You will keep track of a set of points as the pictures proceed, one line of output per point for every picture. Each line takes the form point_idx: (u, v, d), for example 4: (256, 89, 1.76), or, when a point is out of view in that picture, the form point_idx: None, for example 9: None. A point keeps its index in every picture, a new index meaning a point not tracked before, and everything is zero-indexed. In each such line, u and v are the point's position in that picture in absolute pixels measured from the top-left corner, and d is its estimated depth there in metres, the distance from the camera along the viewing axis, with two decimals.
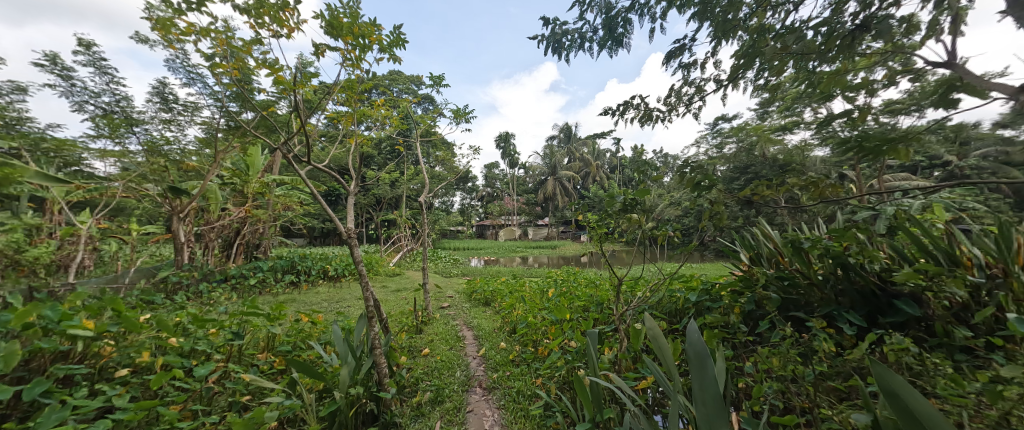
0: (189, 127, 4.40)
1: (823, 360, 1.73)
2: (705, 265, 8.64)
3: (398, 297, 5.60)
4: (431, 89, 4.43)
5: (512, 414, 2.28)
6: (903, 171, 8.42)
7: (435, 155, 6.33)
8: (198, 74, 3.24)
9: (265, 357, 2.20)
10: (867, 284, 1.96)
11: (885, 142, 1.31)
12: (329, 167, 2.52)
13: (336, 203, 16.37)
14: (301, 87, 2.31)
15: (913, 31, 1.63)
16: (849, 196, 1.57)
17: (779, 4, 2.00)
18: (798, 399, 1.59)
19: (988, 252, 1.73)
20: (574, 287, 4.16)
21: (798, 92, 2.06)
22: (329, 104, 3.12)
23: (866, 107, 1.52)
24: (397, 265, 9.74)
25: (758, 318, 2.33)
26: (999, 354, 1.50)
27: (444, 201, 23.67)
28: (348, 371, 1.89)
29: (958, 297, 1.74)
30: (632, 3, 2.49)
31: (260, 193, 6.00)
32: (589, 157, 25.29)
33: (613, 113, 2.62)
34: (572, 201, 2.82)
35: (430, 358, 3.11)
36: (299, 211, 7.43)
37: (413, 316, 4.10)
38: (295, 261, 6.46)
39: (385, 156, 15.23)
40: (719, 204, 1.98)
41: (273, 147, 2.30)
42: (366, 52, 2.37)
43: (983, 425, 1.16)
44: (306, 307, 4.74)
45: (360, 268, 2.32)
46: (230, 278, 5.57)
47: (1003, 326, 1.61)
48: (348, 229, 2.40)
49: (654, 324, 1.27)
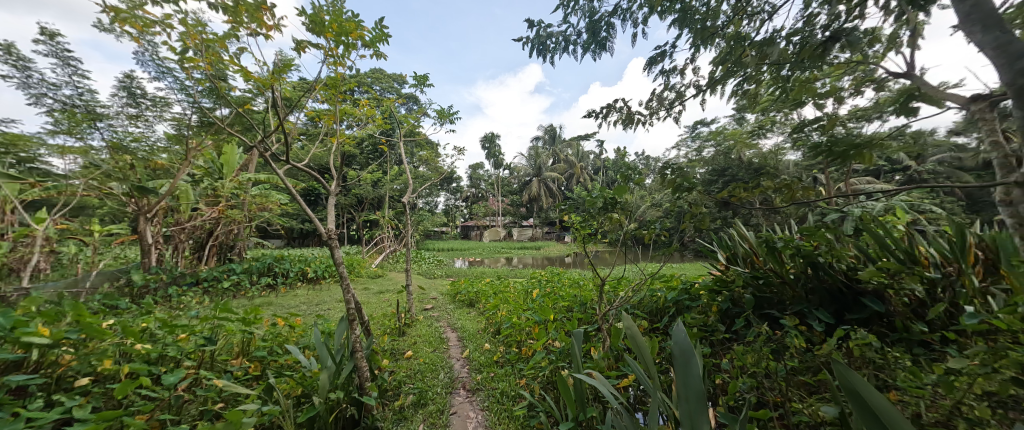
0: (158, 123, 4.20)
1: (794, 356, 1.81)
2: (685, 265, 8.86)
3: (381, 299, 5.50)
4: (415, 88, 4.38)
5: (495, 415, 2.27)
6: (867, 176, 8.90)
7: (420, 155, 6.26)
8: (168, 67, 3.09)
9: (241, 363, 2.10)
10: (836, 282, 2.06)
11: (851, 147, 1.38)
12: (309, 166, 2.43)
13: (316, 203, 15.98)
14: (279, 84, 2.24)
15: (876, 43, 1.73)
16: (820, 198, 1.64)
17: (754, 13, 2.08)
18: (771, 394, 1.66)
19: (943, 252, 1.85)
20: (559, 288, 4.20)
21: (772, 98, 2.14)
22: (310, 101, 3.06)
23: (834, 114, 1.60)
24: (380, 267, 9.58)
25: (735, 316, 2.41)
26: (952, 347, 1.61)
27: (428, 202, 23.47)
28: (328, 376, 1.84)
29: (916, 294, 1.84)
30: (616, 8, 2.54)
31: (235, 192, 5.77)
32: (574, 159, 25.54)
33: (597, 116, 2.65)
34: (556, 202, 2.84)
35: (413, 360, 3.07)
36: (277, 212, 7.20)
37: (396, 319, 4.04)
38: (272, 263, 6.26)
39: (368, 156, 14.97)
40: (698, 206, 2.04)
41: (249, 144, 2.20)
42: (349, 49, 2.32)
43: (939, 414, 1.24)
44: (283, 310, 4.60)
45: (341, 270, 2.26)
46: (202, 281, 5.33)
47: (956, 321, 1.72)
48: (328, 230, 2.34)
49: (635, 322, 1.32)
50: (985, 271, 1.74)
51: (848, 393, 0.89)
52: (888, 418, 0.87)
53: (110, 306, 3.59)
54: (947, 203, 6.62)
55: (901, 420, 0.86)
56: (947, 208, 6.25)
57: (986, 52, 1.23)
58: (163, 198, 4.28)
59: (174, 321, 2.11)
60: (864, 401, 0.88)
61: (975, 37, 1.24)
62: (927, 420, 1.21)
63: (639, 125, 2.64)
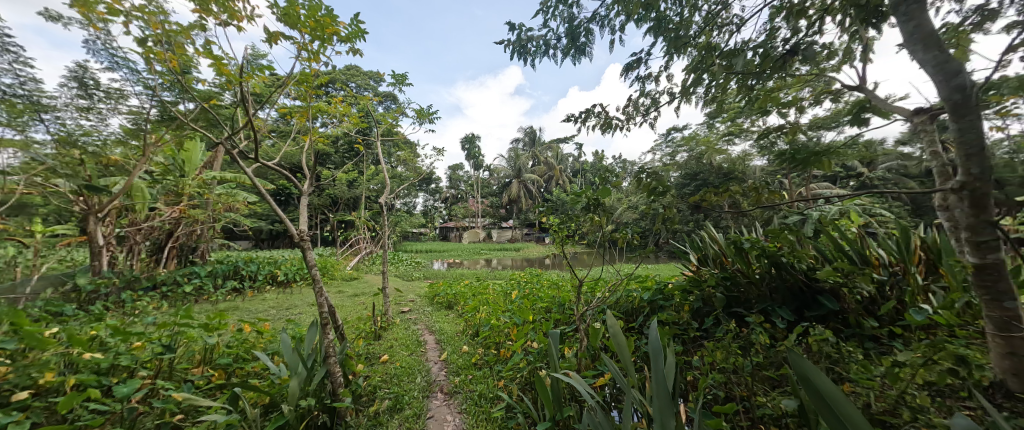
0: (112, 116, 3.90)
1: (759, 352, 1.90)
2: (659, 265, 9.14)
3: (356, 302, 5.35)
4: (394, 87, 4.31)
5: (473, 418, 2.25)
6: (824, 182, 9.50)
7: (397, 155, 6.15)
8: (124, 58, 2.89)
9: (202, 372, 1.98)
10: (797, 281, 2.19)
11: (812, 155, 1.46)
12: (280, 164, 2.32)
13: (287, 204, 15.38)
14: (248, 79, 2.14)
15: (832, 57, 1.85)
16: (784, 201, 1.73)
17: (723, 25, 2.17)
18: (738, 388, 1.74)
19: (891, 252, 2.01)
20: (537, 289, 4.23)
21: (739, 106, 2.24)
22: (282, 97, 2.95)
23: (795, 123, 1.70)
24: (355, 269, 9.31)
25: (705, 314, 2.50)
26: (898, 341, 1.74)
27: (406, 202, 23.06)
28: (298, 382, 1.78)
29: (867, 292, 1.98)
30: (594, 15, 2.59)
31: (199, 190, 5.46)
32: (553, 161, 25.80)
33: (575, 120, 2.69)
34: (535, 204, 2.85)
35: (389, 364, 3.00)
36: (245, 211, 6.87)
37: (372, 322, 3.93)
38: (238, 266, 5.97)
39: (343, 155, 14.56)
40: (671, 209, 2.10)
41: (215, 141, 2.09)
42: (324, 44, 2.26)
43: (886, 403, 1.33)
44: (251, 315, 4.39)
45: (314, 272, 2.18)
46: (160, 285, 5.00)
47: (902, 316, 1.86)
48: (301, 231, 2.25)
49: (613, 322, 1.36)
50: (926, 270, 1.90)
51: (799, 381, 0.92)
52: (837, 403, 0.90)
53: (54, 312, 3.30)
54: (893, 208, 7.18)
55: (850, 405, 0.88)
56: (893, 212, 6.79)
57: (925, 69, 1.34)
58: (117, 196, 4.00)
59: (128, 328, 1.97)
60: (815, 388, 0.91)
61: (917, 55, 1.35)
62: (876, 409, 1.31)
63: (617, 129, 2.71)
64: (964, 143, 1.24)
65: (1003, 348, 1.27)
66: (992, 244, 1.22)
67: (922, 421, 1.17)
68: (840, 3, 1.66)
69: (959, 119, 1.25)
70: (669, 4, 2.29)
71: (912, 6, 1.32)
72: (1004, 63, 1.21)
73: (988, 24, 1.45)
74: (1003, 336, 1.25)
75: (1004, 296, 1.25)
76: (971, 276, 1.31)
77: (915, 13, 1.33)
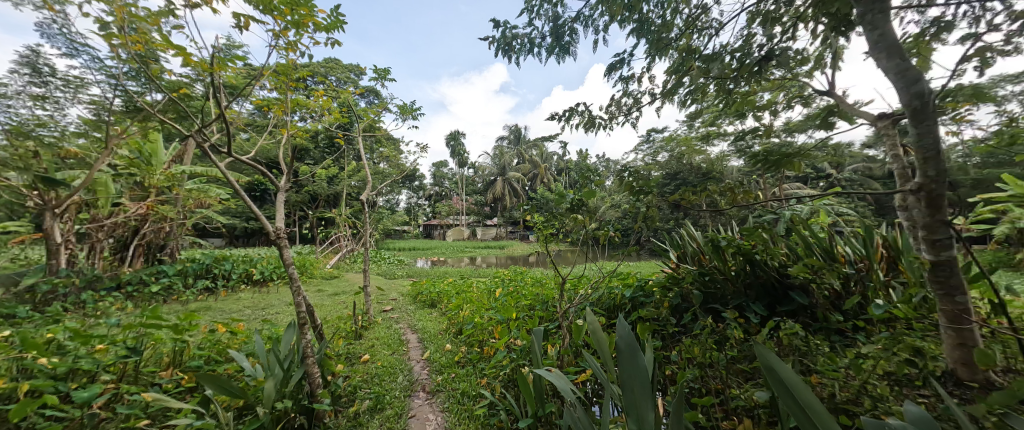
0: (70, 106, 3.67)
1: (733, 345, 1.97)
2: (641, 263, 9.31)
3: (336, 301, 5.23)
4: (376, 82, 4.22)
5: (455, 416, 2.24)
6: (797, 183, 9.85)
7: (380, 152, 6.04)
8: (84, 44, 2.72)
9: (170, 375, 1.88)
10: (770, 278, 2.27)
11: (784, 156, 1.51)
12: (255, 159, 2.23)
13: (263, 200, 14.86)
14: (220, 68, 2.04)
15: (804, 63, 1.93)
16: (758, 200, 1.79)
17: (703, 28, 2.23)
18: (714, 382, 1.80)
19: (856, 250, 2.11)
20: (521, 287, 4.24)
21: (718, 108, 2.30)
22: (258, 89, 2.85)
23: (770, 125, 1.78)
24: (335, 268, 9.10)
25: (684, 311, 2.57)
26: (861, 334, 1.84)
27: (389, 200, 22.65)
28: (274, 385, 1.73)
29: (834, 288, 2.08)
30: (578, 14, 2.60)
31: (167, 185, 5.21)
32: (538, 159, 25.80)
33: (559, 119, 2.71)
34: (520, 202, 2.85)
35: (370, 364, 2.95)
36: (218, 208, 6.59)
37: (352, 321, 3.85)
38: (210, 265, 5.72)
39: (323, 150, 14.14)
40: (653, 208, 2.14)
41: (184, 133, 1.98)
42: (299, 33, 2.18)
43: (849, 393, 1.41)
44: (224, 315, 4.23)
45: (291, 271, 2.11)
46: (125, 285, 4.74)
47: (865, 311, 1.97)
48: (277, 229, 2.17)
49: (593, 319, 1.37)
50: (888, 267, 2.01)
51: (765, 371, 0.93)
52: (800, 392, 0.92)
53: (6, 315, 3.08)
54: (859, 208, 7.56)
55: (812, 393, 0.90)
56: (859, 212, 7.17)
57: (888, 76, 1.41)
58: (77, 191, 3.77)
59: (89, 330, 1.86)
60: (780, 378, 0.92)
61: (881, 63, 1.41)
62: (841, 399, 1.38)
63: (600, 129, 2.74)
64: (922, 147, 1.32)
65: (954, 339, 1.37)
66: (945, 242, 1.30)
67: (882, 409, 1.23)
68: (812, 11, 1.73)
69: (918, 124, 1.32)
70: (652, 7, 2.34)
71: (877, 15, 1.39)
72: (958, 72, 1.29)
73: (946, 34, 1.54)
74: (954, 329, 1.34)
75: (956, 291, 1.34)
76: (927, 272, 1.39)
77: (879, 22, 1.40)
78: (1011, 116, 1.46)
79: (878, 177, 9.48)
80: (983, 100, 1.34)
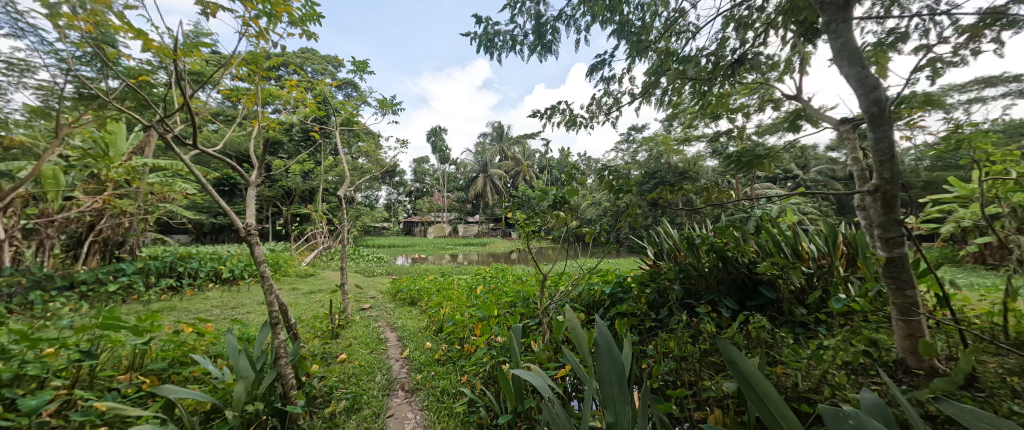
0: (15, 91, 3.37)
1: (706, 339, 2.05)
2: (620, 260, 9.51)
3: (311, 300, 5.08)
4: (354, 74, 4.10)
5: (435, 415, 2.22)
6: (767, 183, 10.26)
7: (358, 147, 5.89)
8: (30, 25, 2.50)
9: (130, 379, 1.79)
10: (740, 274, 2.37)
11: (754, 157, 1.57)
12: (223, 152, 2.10)
13: (234, 195, 14.20)
14: (185, 56, 1.92)
15: (774, 68, 2.02)
16: (730, 200, 1.87)
17: (681, 32, 2.29)
18: (687, 374, 1.86)
19: (820, 247, 2.21)
20: (501, 284, 4.25)
21: (694, 110, 2.37)
22: (226, 79, 2.71)
23: (742, 127, 1.86)
24: (311, 265, 8.85)
25: (660, 306, 2.64)
26: (822, 326, 1.96)
27: (367, 196, 22.11)
28: (244, 386, 1.66)
29: (799, 283, 2.19)
30: (560, 13, 2.62)
31: (126, 178, 4.90)
32: (521, 156, 25.81)
33: (541, 116, 2.72)
34: (501, 199, 2.82)
35: (347, 364, 2.89)
36: (183, 202, 6.24)
37: (328, 320, 3.74)
38: (174, 263, 5.43)
39: (298, 143, 13.60)
40: (631, 206, 2.18)
41: (145, 123, 1.85)
42: (272, 22, 2.10)
43: (811, 382, 1.50)
44: (190, 315, 4.04)
45: (262, 269, 2.02)
46: (79, 284, 4.43)
47: (826, 305, 2.08)
48: (247, 225, 2.07)
49: (572, 316, 1.39)
50: (847, 263, 2.14)
51: (727, 364, 0.97)
52: (760, 383, 0.95)
53: None
54: (823, 207, 7.99)
55: (770, 383, 0.94)
56: (821, 211, 7.58)
57: (849, 82, 1.48)
58: (23, 183, 3.47)
59: (37, 333, 1.73)
60: (741, 369, 0.96)
61: (843, 70, 1.49)
62: (802, 387, 1.46)
63: (581, 127, 2.77)
64: (879, 150, 1.41)
65: (904, 330, 1.47)
66: (898, 240, 1.39)
67: (839, 397, 1.32)
68: (782, 19, 1.82)
69: (876, 129, 1.40)
70: (632, 9, 2.37)
71: (840, 24, 1.47)
72: (912, 81, 1.39)
73: (902, 44, 1.65)
74: (904, 320, 1.45)
75: (906, 285, 1.43)
76: (882, 268, 1.49)
77: (842, 31, 1.47)
78: (956, 122, 1.58)
79: (839, 178, 10.07)
80: (933, 107, 1.44)
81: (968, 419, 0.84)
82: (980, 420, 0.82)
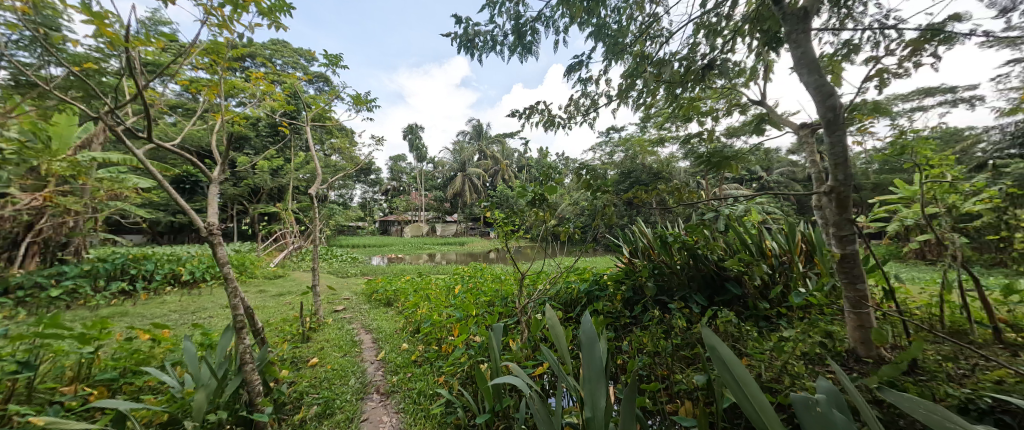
0: None
1: (678, 333, 2.12)
2: (596, 259, 9.69)
3: (280, 302, 4.87)
4: (327, 68, 3.96)
5: (411, 416, 2.18)
6: (734, 184, 10.77)
7: (330, 143, 5.68)
8: None
9: (75, 391, 1.64)
10: (709, 271, 2.46)
11: (724, 159, 1.63)
12: (182, 147, 1.96)
13: (194, 192, 13.38)
14: (139, 45, 1.79)
15: (741, 74, 2.13)
16: (700, 200, 1.94)
17: (655, 36, 2.35)
18: (660, 368, 1.92)
19: (782, 244, 2.34)
20: (479, 283, 4.22)
21: (668, 113, 2.45)
22: (186, 69, 2.55)
23: (712, 130, 1.95)
24: (280, 267, 8.48)
25: (635, 303, 2.72)
26: (783, 320, 2.08)
27: (342, 194, 21.43)
28: (205, 395, 1.57)
29: (763, 279, 2.30)
30: (539, 14, 2.63)
31: (71, 174, 4.50)
32: (499, 156, 25.73)
33: (520, 116, 2.73)
34: (480, 198, 2.80)
35: (319, 368, 2.79)
36: (136, 200, 5.81)
37: (299, 323, 3.59)
38: (126, 265, 5.06)
39: (265, 138, 12.97)
40: (608, 205, 2.22)
41: (91, 115, 1.69)
42: (238, 12, 1.99)
43: (773, 372, 1.58)
44: (144, 321, 3.78)
45: (226, 271, 1.91)
46: (13, 289, 4.03)
47: (787, 300, 2.21)
48: (210, 224, 1.95)
49: (553, 314, 1.41)
50: (805, 260, 2.28)
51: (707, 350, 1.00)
52: (736, 370, 0.97)
53: None
54: (784, 207, 8.48)
55: (746, 370, 0.96)
56: (783, 211, 8.01)
57: (806, 89, 1.58)
58: None
59: None
60: (720, 357, 0.98)
61: (802, 78, 1.57)
62: (766, 378, 1.55)
63: (559, 128, 2.80)
64: (833, 153, 1.51)
65: (855, 322, 1.58)
66: (850, 237, 1.49)
67: (798, 385, 1.41)
68: (749, 27, 1.92)
69: (832, 134, 1.50)
70: (609, 12, 2.42)
71: (800, 35, 1.57)
72: (863, 90, 1.50)
73: (854, 55, 1.78)
74: (855, 313, 1.55)
75: (857, 279, 1.54)
76: (836, 263, 1.59)
77: (802, 41, 1.57)
78: (901, 129, 1.72)
79: (799, 179, 10.63)
80: (881, 114, 1.56)
81: (914, 404, 0.90)
82: (924, 405, 0.88)
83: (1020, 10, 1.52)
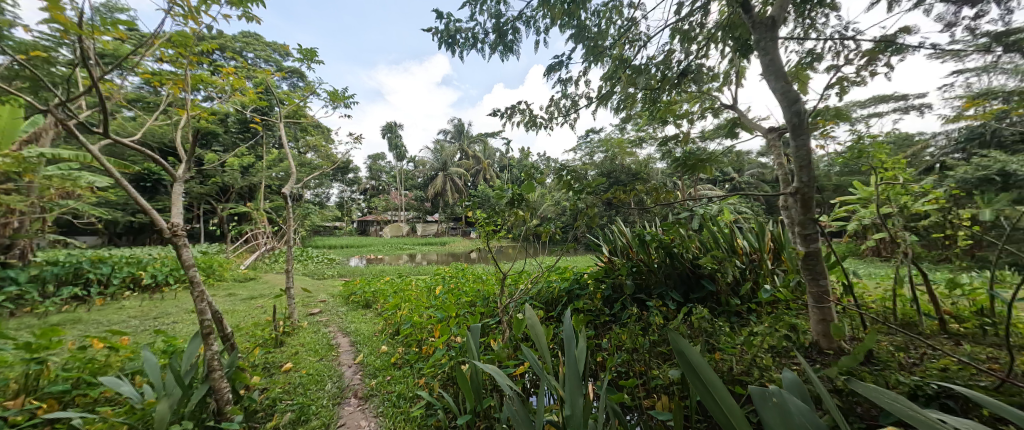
0: None
1: (654, 330, 2.18)
2: (577, 258, 9.82)
3: (251, 306, 4.67)
4: (302, 63, 3.83)
5: (390, 420, 2.15)
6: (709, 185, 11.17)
7: (306, 140, 5.49)
8: None
9: (21, 405, 1.52)
10: (685, 268, 2.55)
11: (699, 161, 1.69)
12: (143, 143, 1.84)
13: (155, 191, 12.62)
14: (95, 33, 1.68)
15: (714, 79, 2.21)
16: (676, 200, 2.00)
17: (633, 40, 2.40)
18: (638, 364, 1.97)
19: (752, 243, 2.45)
20: (460, 284, 4.19)
21: (645, 115, 2.51)
22: (148, 61, 2.41)
23: (687, 133, 2.01)
24: (251, 269, 8.12)
25: (614, 301, 2.78)
26: (753, 315, 2.18)
27: (317, 194, 20.75)
28: (168, 405, 1.47)
29: (734, 276, 2.39)
30: (520, 14, 2.64)
31: (16, 171, 4.16)
32: (481, 155, 25.65)
33: (501, 116, 2.74)
34: (461, 198, 2.77)
35: (293, 373, 2.70)
36: (91, 199, 5.42)
37: (271, 327, 3.45)
38: (80, 269, 4.72)
39: (235, 135, 12.41)
40: (588, 205, 2.25)
41: (39, 108, 1.56)
42: (205, 2, 1.89)
43: (744, 365, 1.65)
44: (100, 328, 3.55)
45: (192, 274, 1.82)
46: None
47: (756, 296, 2.30)
48: (174, 225, 1.84)
49: (532, 313, 1.42)
50: (773, 257, 2.39)
51: (675, 353, 1.00)
52: (703, 371, 0.99)
53: None
54: (754, 207, 8.87)
55: (713, 370, 0.98)
56: (754, 211, 8.38)
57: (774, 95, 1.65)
58: None
59: None
60: (689, 360, 1.00)
61: (771, 84, 1.65)
62: (737, 371, 1.62)
63: (541, 128, 2.82)
64: (798, 156, 1.59)
65: (818, 316, 1.68)
66: (813, 236, 1.57)
67: (765, 377, 1.48)
68: (722, 34, 2.00)
69: (797, 138, 1.58)
70: (589, 15, 2.46)
71: (768, 43, 1.64)
72: (824, 97, 1.59)
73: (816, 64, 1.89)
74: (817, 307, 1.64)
75: (819, 275, 1.63)
76: (800, 261, 1.67)
77: (770, 49, 1.64)
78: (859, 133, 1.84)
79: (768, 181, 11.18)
80: (841, 120, 1.66)
81: (875, 394, 0.92)
82: (883, 394, 0.91)
83: (961, 25, 1.65)
